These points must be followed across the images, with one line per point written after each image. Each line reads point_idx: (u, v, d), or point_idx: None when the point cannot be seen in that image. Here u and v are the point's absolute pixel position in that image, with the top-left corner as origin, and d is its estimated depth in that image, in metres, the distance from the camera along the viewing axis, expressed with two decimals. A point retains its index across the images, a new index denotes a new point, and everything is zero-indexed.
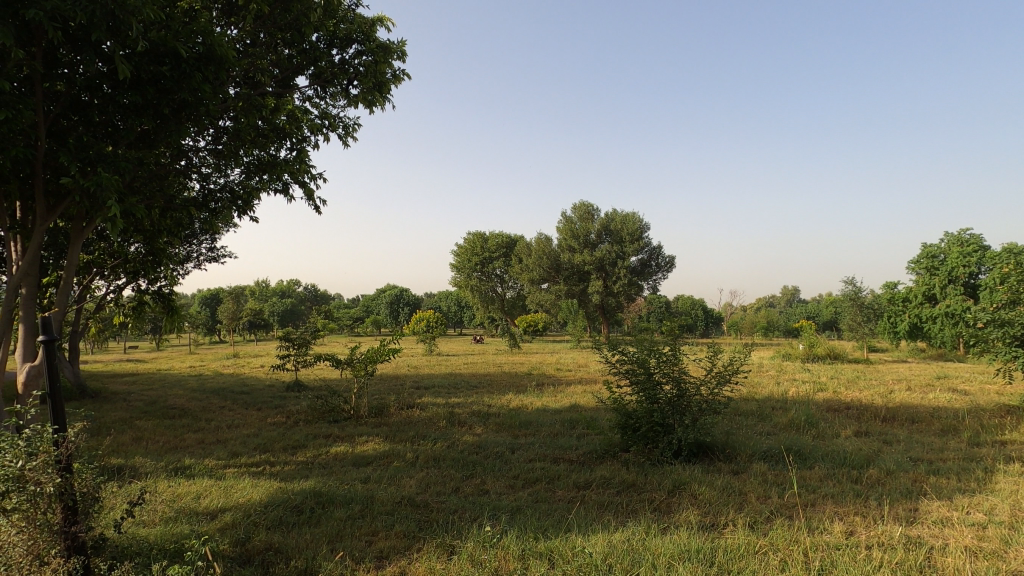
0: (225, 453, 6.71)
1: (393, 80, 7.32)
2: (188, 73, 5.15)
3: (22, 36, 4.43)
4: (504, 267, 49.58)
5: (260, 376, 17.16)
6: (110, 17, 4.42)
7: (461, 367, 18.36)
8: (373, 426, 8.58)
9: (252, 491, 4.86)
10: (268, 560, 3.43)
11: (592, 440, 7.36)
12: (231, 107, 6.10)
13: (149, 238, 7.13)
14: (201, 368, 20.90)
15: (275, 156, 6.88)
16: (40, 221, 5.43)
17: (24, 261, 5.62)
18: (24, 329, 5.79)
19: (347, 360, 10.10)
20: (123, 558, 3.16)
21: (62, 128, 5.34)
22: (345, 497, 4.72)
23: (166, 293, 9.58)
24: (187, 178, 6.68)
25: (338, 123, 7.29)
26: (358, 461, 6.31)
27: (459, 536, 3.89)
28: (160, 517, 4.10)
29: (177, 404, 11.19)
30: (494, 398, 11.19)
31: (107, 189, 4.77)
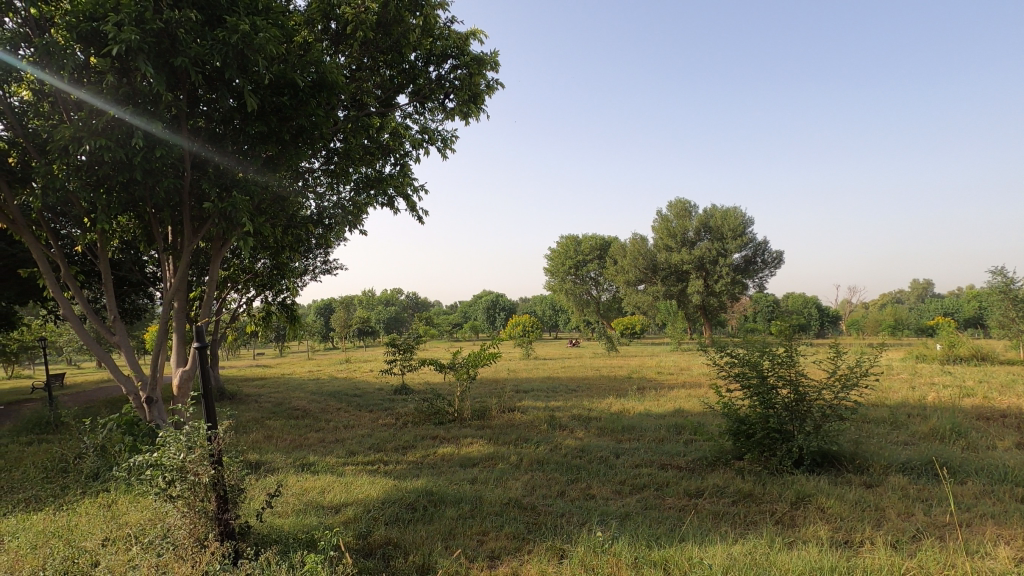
0: (344, 452, 7.19)
1: (487, 90, 7.46)
2: (305, 100, 5.63)
3: (171, 81, 5.08)
4: (598, 270, 48.99)
5: (371, 379, 18.27)
6: (240, 58, 4.94)
7: (559, 371, 18.35)
8: (477, 429, 8.81)
9: (370, 488, 5.17)
10: (388, 554, 3.60)
11: (701, 447, 7.04)
12: (341, 129, 6.57)
13: (274, 254, 7.83)
14: (319, 372, 22.64)
15: (381, 172, 7.31)
16: (188, 242, 6.17)
17: (176, 278, 6.39)
18: (178, 338, 6.58)
19: (450, 364, 10.45)
20: (265, 544, 3.44)
21: (203, 159, 6.02)
22: (455, 497, 4.88)
23: (289, 304, 10.48)
24: (305, 197, 7.26)
25: (437, 136, 7.57)
26: (464, 463, 6.50)
27: (569, 540, 3.87)
28: (292, 509, 4.47)
29: (300, 405, 12.18)
30: (594, 402, 11.07)
31: (240, 211, 5.34)
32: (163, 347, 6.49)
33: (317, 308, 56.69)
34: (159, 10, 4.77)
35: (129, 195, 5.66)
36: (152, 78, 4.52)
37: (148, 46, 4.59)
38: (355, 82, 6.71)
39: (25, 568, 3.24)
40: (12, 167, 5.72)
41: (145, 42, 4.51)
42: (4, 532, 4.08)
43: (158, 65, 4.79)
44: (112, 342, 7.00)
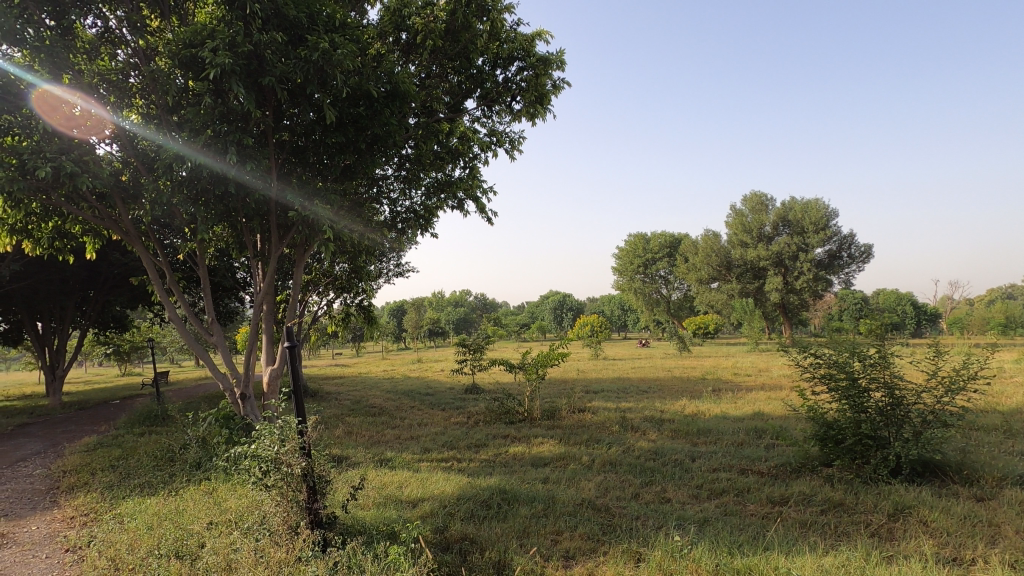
0: (419, 448, 7.42)
1: (554, 89, 7.44)
2: (380, 110, 5.87)
3: (259, 98, 5.46)
4: (669, 268, 47.65)
5: (443, 378, 18.71)
6: (319, 73, 5.22)
7: (629, 372, 18.02)
8: (547, 428, 8.82)
9: (445, 484, 5.30)
10: (466, 549, 3.68)
11: (784, 452, 6.69)
12: (413, 136, 6.79)
13: (352, 258, 8.21)
14: (393, 372, 23.46)
15: (451, 175, 7.49)
16: (275, 248, 6.59)
17: (265, 282, 6.84)
18: (267, 339, 7.04)
19: (520, 363, 10.52)
20: (350, 534, 3.60)
21: (287, 170, 6.42)
22: (528, 496, 4.92)
23: (366, 305, 10.94)
24: (379, 203, 7.56)
25: (505, 138, 7.65)
26: (536, 462, 6.52)
27: (646, 543, 3.79)
28: (373, 502, 4.66)
29: (376, 403, 12.67)
30: (667, 404, 10.79)
31: (322, 218, 5.66)
32: (254, 347, 6.97)
33: (390, 310, 58.73)
34: (248, 34, 5.14)
35: (224, 206, 6.14)
36: (243, 97, 4.88)
37: (240, 68, 4.96)
38: (426, 91, 6.92)
39: (144, 547, 3.57)
40: (125, 185, 6.32)
41: (237, 64, 4.87)
42: (124, 514, 4.52)
43: (248, 84, 5.16)
44: (210, 343, 7.58)
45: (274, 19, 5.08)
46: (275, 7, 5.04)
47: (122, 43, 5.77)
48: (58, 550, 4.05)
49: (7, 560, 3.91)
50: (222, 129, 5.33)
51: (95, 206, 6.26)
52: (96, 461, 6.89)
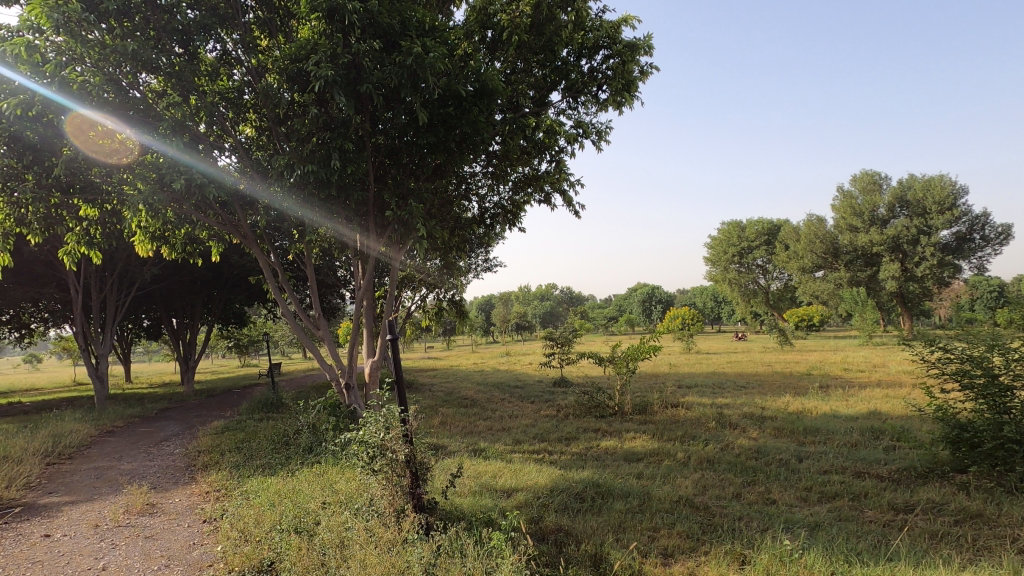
0: (511, 440, 7.56)
1: (642, 75, 7.20)
2: (468, 108, 6.00)
3: (357, 104, 5.77)
4: (767, 257, 44.83)
5: (532, 371, 18.91)
6: (412, 77, 5.43)
7: (725, 366, 17.22)
8: (639, 423, 8.65)
9: (538, 476, 5.36)
10: (561, 541, 3.70)
11: (908, 455, 6.09)
12: (499, 132, 6.87)
13: (444, 254, 8.48)
14: (483, 365, 24.02)
15: (537, 169, 7.52)
16: (373, 246, 6.96)
17: (365, 278, 7.24)
18: (367, 332, 7.45)
19: (609, 357, 10.38)
20: (450, 519, 3.74)
21: (383, 172, 6.74)
22: (623, 490, 4.85)
23: (457, 300, 11.27)
24: (468, 199, 7.74)
25: (591, 129, 7.54)
26: (629, 457, 6.41)
27: (751, 545, 3.61)
28: (469, 490, 4.81)
29: (468, 395, 13.04)
30: (768, 400, 10.20)
31: (416, 217, 5.90)
32: (356, 340, 7.41)
33: (478, 304, 60.05)
34: (347, 44, 5.43)
35: (328, 209, 6.58)
36: (344, 105, 5.18)
37: (340, 77, 5.26)
38: (512, 87, 6.98)
39: (267, 522, 3.93)
40: (243, 192, 6.94)
41: (338, 74, 5.18)
42: (250, 491, 4.99)
43: (348, 92, 5.47)
44: (318, 337, 8.15)
45: (370, 27, 5.34)
46: (371, 17, 5.30)
47: (237, 63, 6.29)
48: (197, 520, 4.55)
49: (157, 527, 4.46)
50: (326, 136, 5.70)
51: (219, 214, 6.95)
52: (225, 443, 7.66)
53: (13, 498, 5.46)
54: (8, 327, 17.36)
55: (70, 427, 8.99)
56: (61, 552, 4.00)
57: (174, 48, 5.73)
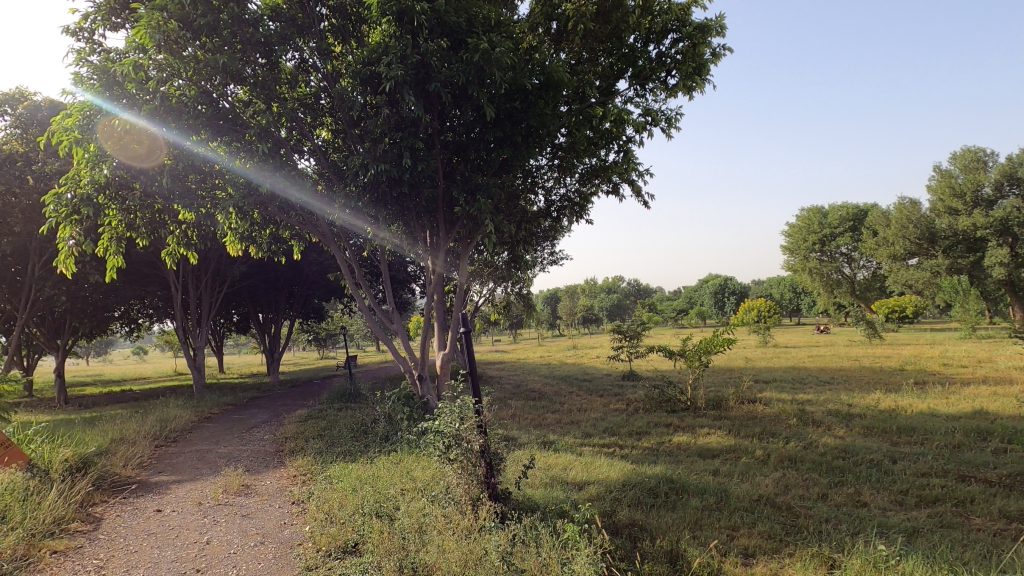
0: (580, 433, 7.54)
1: (714, 58, 6.91)
2: (534, 102, 6.00)
3: (426, 103, 5.91)
4: (853, 244, 41.91)
5: (599, 365, 18.73)
6: (479, 74, 5.49)
7: (807, 361, 16.29)
8: (714, 419, 8.37)
9: (610, 470, 5.32)
10: (635, 535, 3.66)
11: (1021, 459, 5.52)
12: (566, 124, 6.82)
13: (511, 248, 8.55)
14: (550, 358, 24.04)
15: (605, 160, 7.41)
16: (443, 241, 7.11)
17: (436, 273, 7.43)
18: (438, 325, 7.64)
19: (681, 350, 10.09)
20: (524, 509, 3.79)
21: (451, 168, 6.87)
22: (698, 487, 4.73)
23: (525, 293, 11.33)
24: (535, 193, 7.75)
25: (660, 116, 7.33)
26: (703, 453, 6.23)
27: (841, 549, 3.42)
28: (541, 481, 4.85)
29: (536, 388, 13.11)
30: (856, 397, 9.56)
31: (485, 212, 5.99)
32: (427, 333, 7.61)
33: (543, 297, 60.06)
34: (416, 45, 5.57)
35: (400, 206, 6.80)
36: (414, 104, 5.32)
37: (410, 78, 5.42)
38: (578, 78, 6.91)
39: (350, 506, 4.13)
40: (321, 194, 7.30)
41: (408, 74, 5.33)
42: (333, 476, 5.28)
43: (417, 92, 5.62)
44: (392, 330, 8.45)
45: (438, 27, 5.46)
46: (438, 17, 5.41)
47: (313, 70, 6.60)
48: (287, 501, 4.87)
49: (252, 506, 4.81)
50: (397, 136, 5.88)
51: (300, 214, 7.33)
52: (309, 430, 8.13)
53: (129, 476, 6.06)
54: (119, 322, 19.21)
55: (173, 413, 9.85)
56: (171, 526, 4.41)
57: (257, 58, 6.10)
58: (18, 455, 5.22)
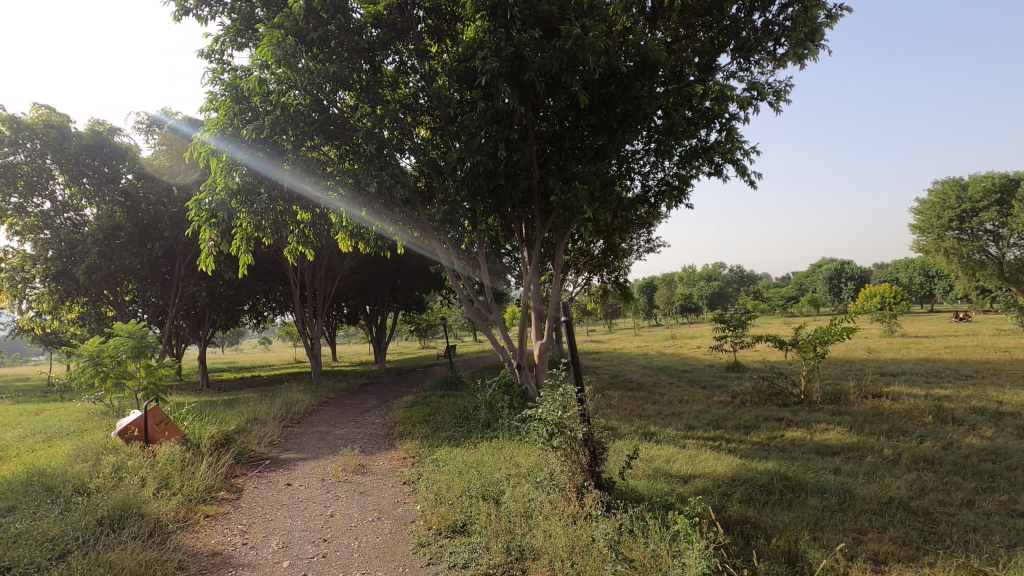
0: (683, 425, 7.30)
1: (829, 20, 6.33)
2: (630, 84, 5.87)
3: (520, 95, 5.95)
4: (1000, 219, 36.28)
5: (701, 356, 17.97)
6: (572, 60, 5.45)
7: (944, 352, 14.52)
8: (832, 414, 7.74)
9: (716, 464, 5.11)
10: (748, 533, 3.50)
11: None
12: (663, 105, 6.59)
13: (608, 236, 8.43)
14: (647, 348, 23.42)
15: (706, 140, 7.08)
16: (539, 231, 7.15)
17: (532, 264, 7.50)
18: (535, 316, 7.73)
19: (792, 340, 9.42)
20: (629, 499, 3.75)
21: (546, 157, 6.88)
22: (817, 485, 4.42)
23: (622, 282, 11.11)
24: (631, 178, 7.57)
25: (768, 89, 6.86)
26: (821, 450, 5.80)
27: (993, 563, 3.04)
28: (645, 473, 4.76)
29: (634, 378, 12.87)
30: (1007, 393, 8.40)
31: (581, 200, 5.96)
32: (525, 323, 7.73)
33: (638, 285, 58.35)
34: (509, 37, 5.62)
35: (499, 198, 6.94)
36: (509, 97, 5.38)
37: (505, 70, 5.49)
38: (676, 57, 6.66)
39: (457, 488, 4.31)
40: (422, 190, 7.61)
41: (503, 66, 5.40)
42: (440, 459, 5.53)
43: (512, 83, 5.67)
44: (491, 320, 8.67)
45: (531, 17, 5.48)
46: (531, 7, 5.45)
47: (412, 71, 6.89)
48: (400, 481, 5.18)
49: (368, 484, 5.17)
50: (492, 129, 5.97)
51: (404, 210, 7.67)
52: (416, 415, 8.59)
53: (262, 451, 6.74)
54: (248, 314, 21.33)
55: (297, 397, 10.79)
56: (300, 499, 4.86)
57: (362, 64, 6.48)
58: (173, 431, 6.00)
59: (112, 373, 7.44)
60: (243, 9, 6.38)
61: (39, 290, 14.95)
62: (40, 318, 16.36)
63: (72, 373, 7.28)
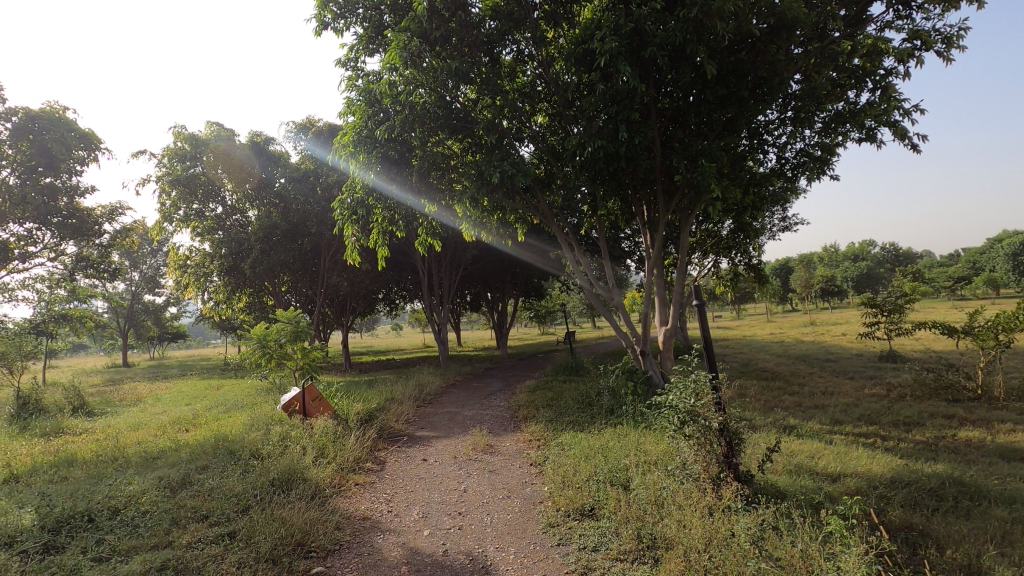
0: (828, 419, 6.67)
1: None
2: (763, 48, 5.43)
3: (642, 72, 5.75)
4: None
5: (847, 344, 16.22)
6: (698, 29, 5.14)
7: None
8: (1020, 413, 6.61)
9: (871, 463, 4.61)
10: (915, 541, 3.12)
11: None
12: (802, 68, 6.00)
13: (738, 214, 7.89)
14: (783, 335, 21.62)
15: (856, 103, 6.34)
16: (663, 213, 6.89)
17: (656, 247, 7.26)
18: (660, 301, 7.50)
19: (966, 327, 8.15)
20: (771, 494, 3.53)
21: (669, 136, 6.60)
22: (1003, 495, 3.81)
23: (755, 264, 10.32)
24: (764, 152, 7.01)
25: (935, 37, 5.95)
26: (1007, 454, 4.97)
27: None
28: (786, 468, 4.43)
29: (769, 367, 11.98)
30: None
31: (708, 177, 5.64)
32: (649, 308, 7.52)
33: (769, 267, 53.88)
34: (630, 14, 5.46)
35: (620, 181, 6.80)
36: (630, 75, 5.22)
37: (625, 47, 5.33)
38: (818, 12, 5.81)
39: (585, 472, 4.34)
40: (541, 177, 7.67)
41: (623, 44, 5.25)
42: (565, 443, 5.60)
43: (633, 61, 5.49)
44: (612, 305, 8.53)
45: None
46: None
47: (529, 59, 6.94)
48: (527, 462, 5.33)
49: (497, 464, 5.39)
50: (613, 111, 5.84)
51: (525, 198, 7.77)
52: (539, 399, 8.76)
53: (401, 428, 7.30)
54: (383, 302, 23.07)
55: (427, 379, 11.51)
56: (436, 474, 5.20)
57: (481, 57, 6.66)
58: (326, 407, 6.68)
59: (275, 354, 8.47)
60: (373, 17, 6.82)
61: (215, 283, 17.38)
62: (218, 307, 19.06)
63: (244, 355, 8.40)
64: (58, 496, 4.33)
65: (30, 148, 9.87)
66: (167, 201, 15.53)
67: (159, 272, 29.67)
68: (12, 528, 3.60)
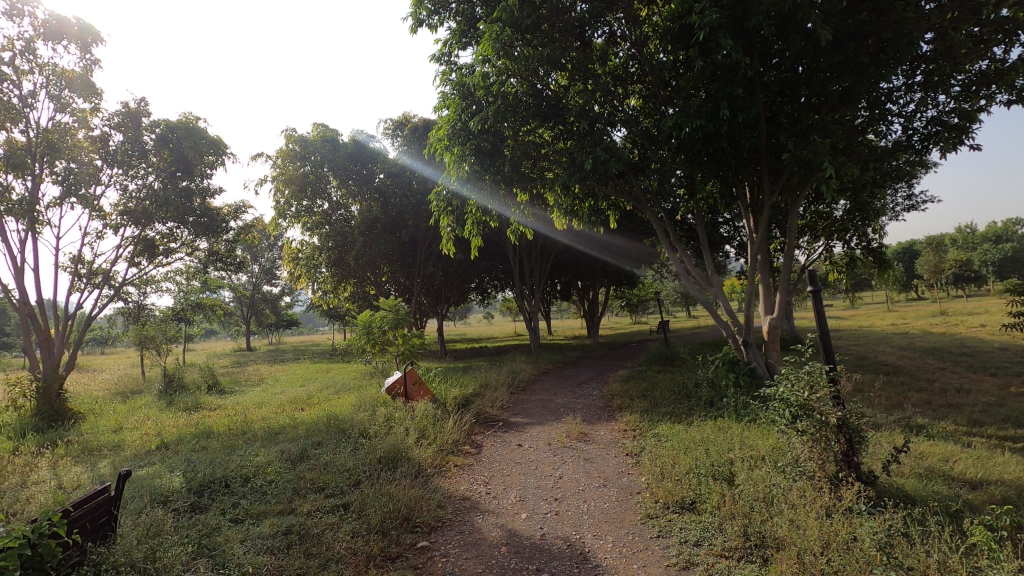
0: (965, 419, 5.96)
1: None
2: (888, 7, 4.92)
3: (745, 45, 5.42)
4: None
5: (987, 336, 14.35)
6: None
7: None
8: None
9: (1020, 470, 4.07)
10: None
11: None
12: (935, 26, 5.36)
13: (856, 193, 7.21)
14: (907, 326, 19.52)
15: (1004, 61, 5.56)
16: (769, 194, 6.45)
17: (760, 231, 6.83)
18: (764, 288, 7.06)
19: None
20: (896, 498, 3.24)
21: (777, 112, 6.18)
22: None
23: (875, 247, 9.39)
24: (888, 123, 6.35)
25: None
26: None
27: None
28: (914, 471, 4.03)
29: (890, 361, 10.89)
30: None
31: (822, 154, 5.21)
32: (753, 297, 7.10)
33: (890, 251, 48.77)
34: None
35: (722, 162, 6.47)
36: (732, 49, 4.95)
37: (728, 20, 5.05)
38: None
39: (684, 464, 4.22)
40: (635, 161, 7.49)
41: (725, 15, 4.97)
42: (662, 434, 5.46)
43: (735, 33, 5.19)
44: (711, 294, 8.14)
45: None
46: None
47: (622, 40, 6.80)
48: (623, 452, 5.26)
49: (592, 452, 5.37)
50: (714, 88, 5.56)
51: (618, 184, 7.62)
52: (633, 389, 8.60)
53: (496, 413, 7.48)
54: (475, 291, 23.64)
55: (520, 367, 11.66)
56: (531, 459, 5.28)
57: (573, 42, 6.63)
58: (426, 391, 7.00)
59: (378, 339, 8.99)
60: (466, 11, 6.96)
61: (323, 274, 18.69)
62: (326, 296, 20.50)
63: (351, 340, 8.99)
64: (200, 462, 4.91)
65: (170, 155, 11.17)
66: (281, 199, 16.87)
67: (275, 264, 32.57)
68: (166, 488, 4.13)
